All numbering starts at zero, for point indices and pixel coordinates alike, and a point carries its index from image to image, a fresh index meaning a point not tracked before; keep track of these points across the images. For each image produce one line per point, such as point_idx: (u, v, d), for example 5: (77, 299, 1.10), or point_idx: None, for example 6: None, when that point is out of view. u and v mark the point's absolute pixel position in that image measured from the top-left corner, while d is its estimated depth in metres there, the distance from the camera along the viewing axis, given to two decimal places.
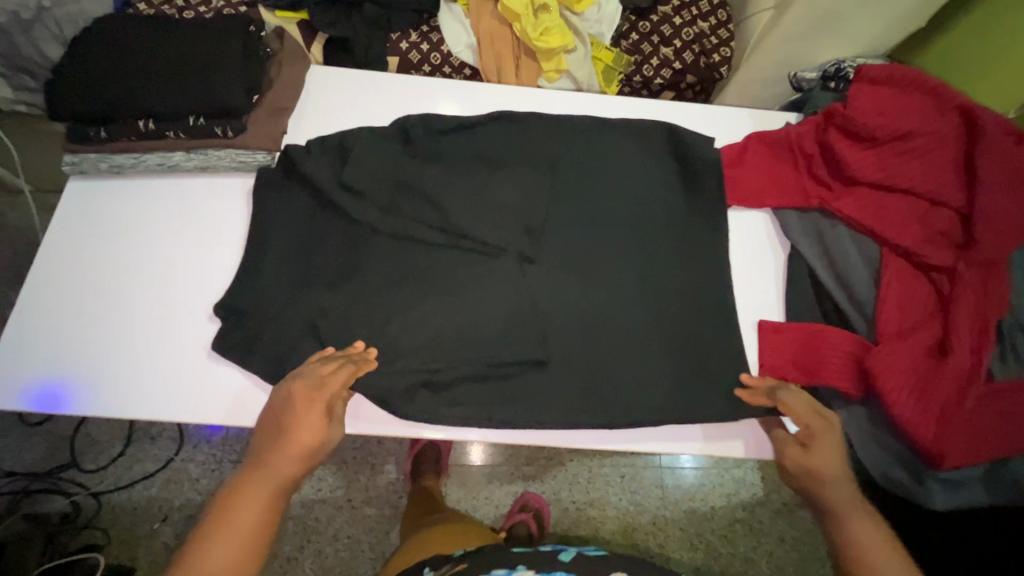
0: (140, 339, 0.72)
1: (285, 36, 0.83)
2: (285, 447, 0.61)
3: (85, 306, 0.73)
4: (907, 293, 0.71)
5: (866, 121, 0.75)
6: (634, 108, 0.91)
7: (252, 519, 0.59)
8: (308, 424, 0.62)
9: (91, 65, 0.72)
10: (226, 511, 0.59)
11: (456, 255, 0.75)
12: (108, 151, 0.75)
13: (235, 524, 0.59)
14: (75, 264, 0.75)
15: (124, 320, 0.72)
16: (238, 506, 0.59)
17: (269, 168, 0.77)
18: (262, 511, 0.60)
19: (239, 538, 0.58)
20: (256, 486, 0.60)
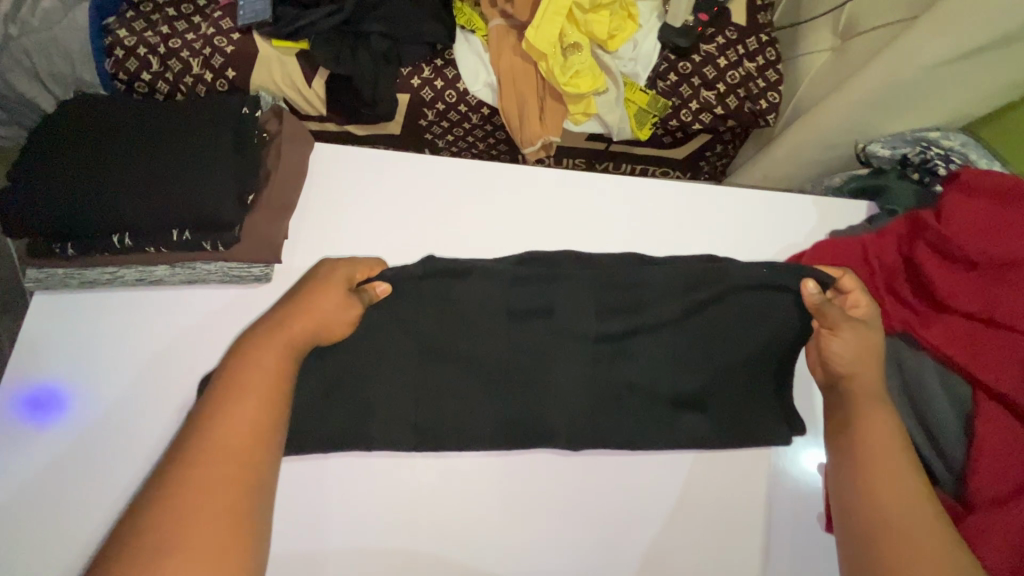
0: (104, 500, 0.58)
1: (283, 115, 0.71)
2: (311, 307, 0.57)
3: (38, 457, 0.59)
4: (1008, 448, 0.60)
5: (962, 240, 0.64)
6: (683, 195, 0.80)
7: (268, 372, 0.52)
8: (330, 295, 0.59)
9: (56, 170, 0.62)
10: (242, 362, 0.52)
11: (485, 379, 0.68)
12: (80, 267, 0.65)
13: (251, 374, 0.51)
14: (30, 399, 0.61)
15: (84, 477, 0.59)
16: (256, 358, 0.52)
17: (266, 280, 0.67)
18: (279, 368, 0.53)
19: (252, 399, 0.50)
20: (277, 338, 0.54)
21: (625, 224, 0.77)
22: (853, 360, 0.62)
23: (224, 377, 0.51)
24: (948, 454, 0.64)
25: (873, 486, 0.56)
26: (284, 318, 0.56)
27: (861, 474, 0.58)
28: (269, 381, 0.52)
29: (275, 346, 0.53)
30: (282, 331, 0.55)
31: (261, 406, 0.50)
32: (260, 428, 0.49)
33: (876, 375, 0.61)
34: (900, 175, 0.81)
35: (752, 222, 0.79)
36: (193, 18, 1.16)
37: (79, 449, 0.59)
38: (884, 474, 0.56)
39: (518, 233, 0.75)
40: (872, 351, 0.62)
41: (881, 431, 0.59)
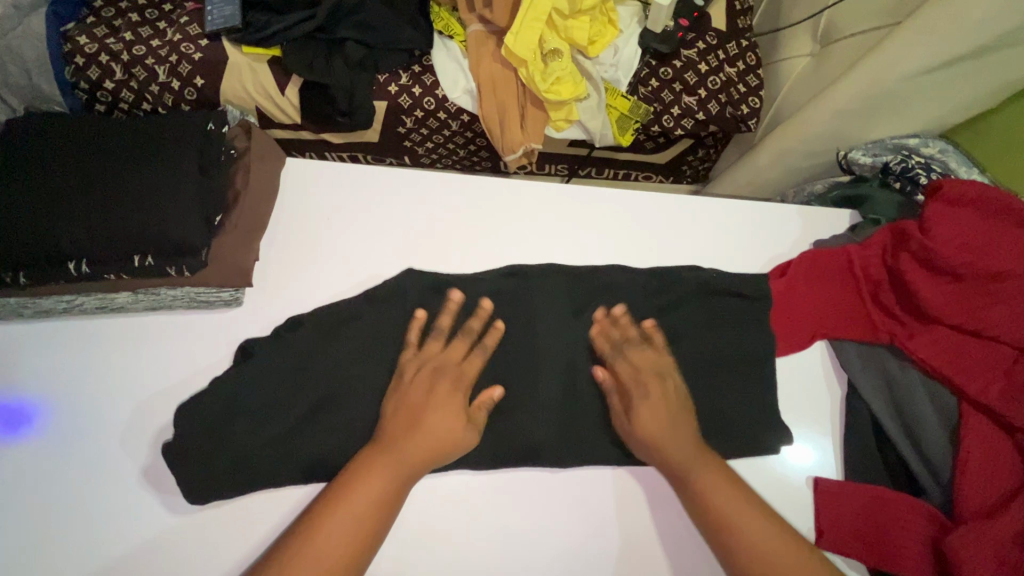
0: (75, 554, 0.55)
1: (252, 131, 0.68)
2: (424, 428, 0.58)
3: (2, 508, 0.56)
4: (991, 459, 0.61)
5: (947, 254, 0.64)
6: (668, 205, 0.78)
7: (374, 494, 0.55)
8: (444, 415, 0.59)
9: (5, 195, 0.58)
10: (358, 480, 0.55)
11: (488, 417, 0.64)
12: (32, 296, 0.60)
13: (358, 493, 0.54)
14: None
15: (54, 530, 0.56)
16: (366, 480, 0.55)
17: (237, 305, 0.64)
18: (388, 490, 0.55)
19: (357, 524, 0.53)
20: (394, 454, 0.57)
21: (611, 237, 0.76)
22: (660, 431, 0.62)
23: (338, 492, 0.55)
24: (936, 466, 0.64)
25: (732, 547, 0.57)
26: (407, 437, 0.57)
27: (716, 536, 0.58)
28: (373, 499, 0.54)
29: (385, 470, 0.56)
30: (392, 455, 0.57)
31: (361, 525, 0.53)
32: (356, 539, 0.53)
33: (689, 443, 0.62)
34: (883, 183, 0.80)
35: (738, 232, 0.78)
36: (158, 23, 1.11)
37: (47, 499, 0.56)
38: (740, 534, 0.57)
39: (501, 249, 0.72)
40: (665, 413, 0.63)
41: (718, 490, 0.59)
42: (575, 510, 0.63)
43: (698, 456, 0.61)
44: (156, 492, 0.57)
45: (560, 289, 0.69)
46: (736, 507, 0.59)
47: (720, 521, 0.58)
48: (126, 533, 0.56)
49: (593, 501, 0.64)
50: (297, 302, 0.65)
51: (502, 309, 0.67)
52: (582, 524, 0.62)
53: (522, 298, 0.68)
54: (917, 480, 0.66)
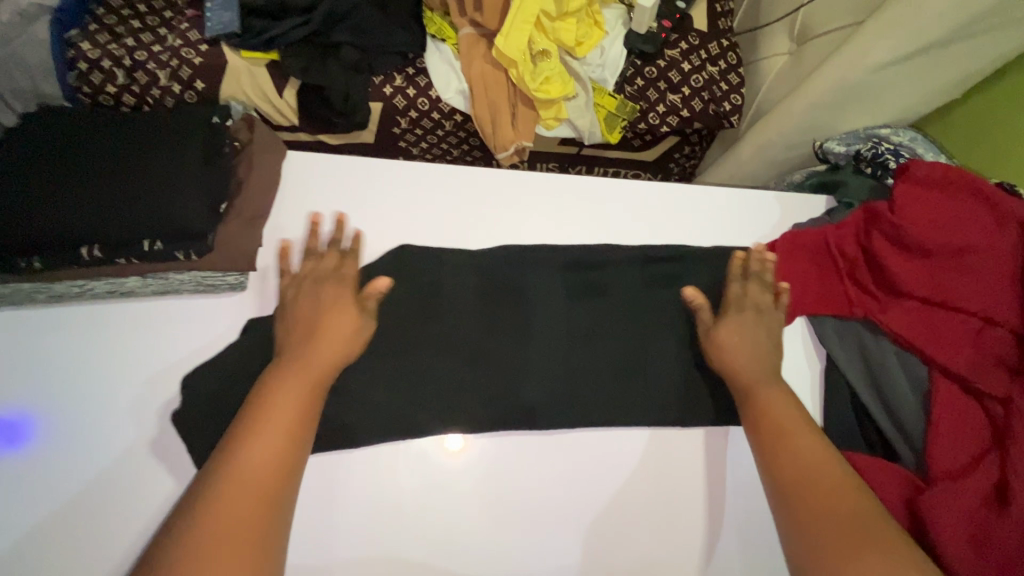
0: (92, 524, 0.58)
1: (255, 124, 0.71)
2: (326, 336, 0.60)
3: (18, 485, 0.59)
4: (959, 421, 0.65)
5: (914, 231, 0.68)
6: (652, 192, 0.82)
7: (291, 405, 0.55)
8: (343, 315, 0.62)
9: (21, 186, 0.60)
10: (269, 392, 0.56)
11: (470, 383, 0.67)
12: (46, 281, 0.63)
13: (277, 407, 0.55)
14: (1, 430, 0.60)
15: (70, 503, 0.59)
16: (277, 393, 0.56)
17: (240, 288, 0.66)
18: (300, 402, 0.56)
19: (276, 429, 0.54)
20: (305, 369, 0.58)
21: (597, 223, 0.79)
22: (739, 352, 0.67)
23: (252, 411, 0.54)
24: (909, 432, 0.68)
25: (780, 453, 0.61)
26: (311, 344, 0.59)
27: (770, 446, 0.62)
28: (294, 408, 0.55)
29: (298, 381, 0.57)
30: (302, 365, 0.58)
31: (283, 434, 0.54)
32: (286, 448, 0.53)
33: (766, 368, 0.67)
34: (856, 168, 0.85)
35: (719, 216, 0.82)
36: (159, 30, 1.15)
37: (61, 474, 0.59)
38: (790, 449, 0.60)
39: (493, 234, 0.76)
40: (751, 342, 0.68)
41: (781, 408, 0.64)
42: (561, 472, 0.68)
43: (773, 380, 0.66)
44: (166, 465, 0.60)
45: (547, 270, 0.74)
46: (791, 422, 0.63)
47: (775, 433, 0.62)
48: (138, 503, 0.59)
49: (579, 465, 0.68)
50: None
51: (491, 292, 0.72)
52: (568, 484, 0.67)
53: (511, 279, 0.73)
54: (892, 446, 0.69)
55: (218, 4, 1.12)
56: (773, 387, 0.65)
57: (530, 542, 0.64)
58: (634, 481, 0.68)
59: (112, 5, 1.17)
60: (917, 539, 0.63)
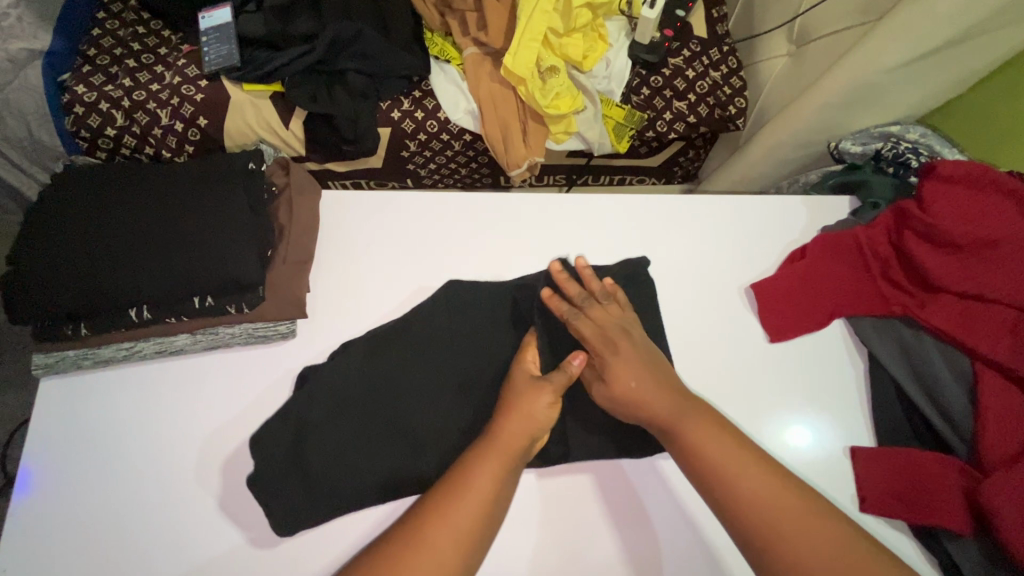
0: None
1: (290, 167, 0.70)
2: (510, 419, 0.57)
3: (86, 565, 0.57)
4: (1008, 410, 0.67)
5: (946, 227, 0.70)
6: (680, 206, 0.84)
7: (485, 491, 0.53)
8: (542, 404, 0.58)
9: (62, 253, 0.58)
10: (463, 475, 0.54)
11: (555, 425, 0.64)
12: (93, 345, 0.61)
13: (472, 484, 0.53)
14: (60, 510, 0.58)
15: None
16: (469, 480, 0.53)
17: (292, 338, 0.65)
18: (496, 476, 0.54)
19: (438, 561, 0.49)
20: (484, 465, 0.54)
21: (632, 240, 0.80)
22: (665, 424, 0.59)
23: (454, 477, 0.54)
24: (960, 424, 0.69)
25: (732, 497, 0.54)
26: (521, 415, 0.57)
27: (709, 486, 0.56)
28: (476, 499, 0.52)
29: (494, 451, 0.55)
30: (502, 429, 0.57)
31: (469, 520, 0.51)
32: (470, 533, 0.51)
33: (687, 414, 0.58)
34: (876, 169, 0.87)
35: (747, 225, 0.84)
36: (156, 67, 1.12)
37: (127, 550, 0.57)
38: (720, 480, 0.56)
39: (533, 262, 0.76)
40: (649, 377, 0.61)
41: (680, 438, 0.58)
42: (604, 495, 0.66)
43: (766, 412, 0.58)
44: (236, 528, 0.58)
45: None
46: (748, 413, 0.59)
47: (713, 476, 0.55)
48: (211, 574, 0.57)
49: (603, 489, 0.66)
50: (351, 330, 0.67)
51: None
52: (601, 512, 0.65)
53: None
54: (943, 439, 0.71)
55: (214, 38, 1.10)
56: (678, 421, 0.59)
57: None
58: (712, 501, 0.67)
59: (103, 45, 1.13)
60: (978, 528, 0.65)
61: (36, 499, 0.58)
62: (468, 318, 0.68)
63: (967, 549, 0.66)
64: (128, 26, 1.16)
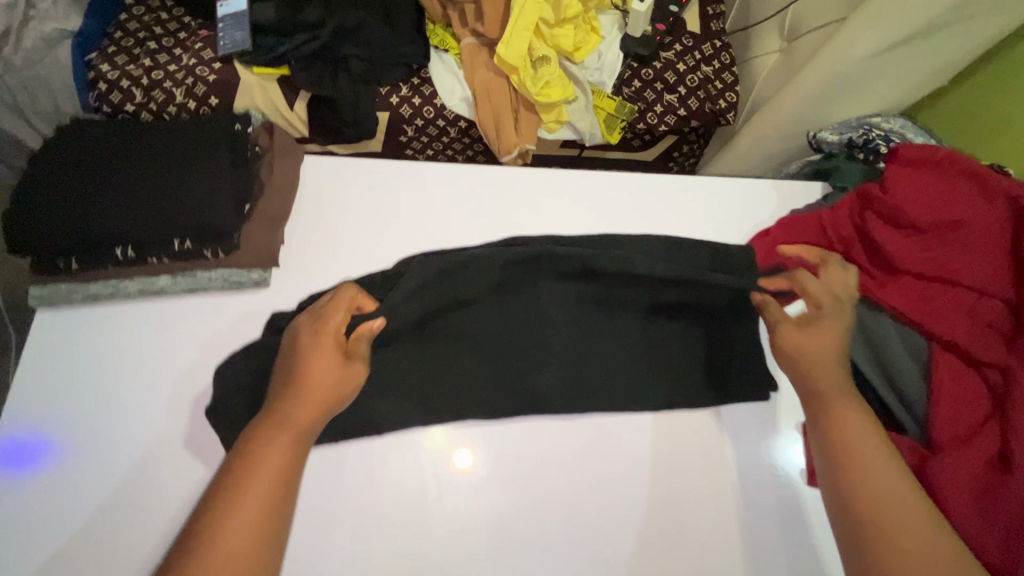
0: (133, 517, 0.61)
1: (274, 131, 0.75)
2: (311, 381, 0.60)
3: (61, 479, 0.61)
4: (960, 391, 0.67)
5: (907, 209, 0.71)
6: (653, 183, 0.84)
7: (277, 468, 0.55)
8: (324, 367, 0.61)
9: (58, 193, 0.63)
10: (255, 453, 0.55)
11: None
12: (83, 281, 0.66)
13: (263, 465, 0.54)
14: (41, 427, 0.63)
15: (112, 498, 0.61)
16: (257, 470, 0.54)
17: (264, 285, 0.70)
18: (288, 456, 0.56)
19: (245, 535, 0.50)
20: (276, 443, 0.56)
21: (600, 215, 0.81)
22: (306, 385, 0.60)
23: (247, 451, 0.55)
24: (912, 403, 0.70)
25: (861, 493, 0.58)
26: (274, 417, 0.58)
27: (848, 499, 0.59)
28: (272, 485, 0.53)
29: (279, 442, 0.56)
30: (290, 403, 0.58)
31: (269, 491, 0.53)
32: (264, 520, 0.52)
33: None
34: (848, 156, 0.88)
35: (719, 204, 0.84)
36: (175, 49, 1.20)
37: (101, 471, 0.62)
38: (873, 488, 0.58)
39: (501, 231, 0.78)
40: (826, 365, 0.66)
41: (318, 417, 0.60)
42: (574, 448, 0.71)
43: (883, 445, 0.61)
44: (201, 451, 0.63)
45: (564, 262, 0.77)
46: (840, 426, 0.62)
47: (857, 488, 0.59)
48: (177, 495, 0.61)
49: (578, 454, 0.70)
50: (323, 281, 0.72)
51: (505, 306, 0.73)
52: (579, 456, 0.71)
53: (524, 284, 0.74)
54: (896, 418, 0.71)
55: (229, 23, 1.17)
56: (851, 402, 0.64)
57: (542, 526, 0.67)
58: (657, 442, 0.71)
59: (127, 28, 1.22)
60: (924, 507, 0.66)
61: (21, 419, 0.64)
62: (437, 279, 0.73)
63: None
64: (151, 11, 1.25)
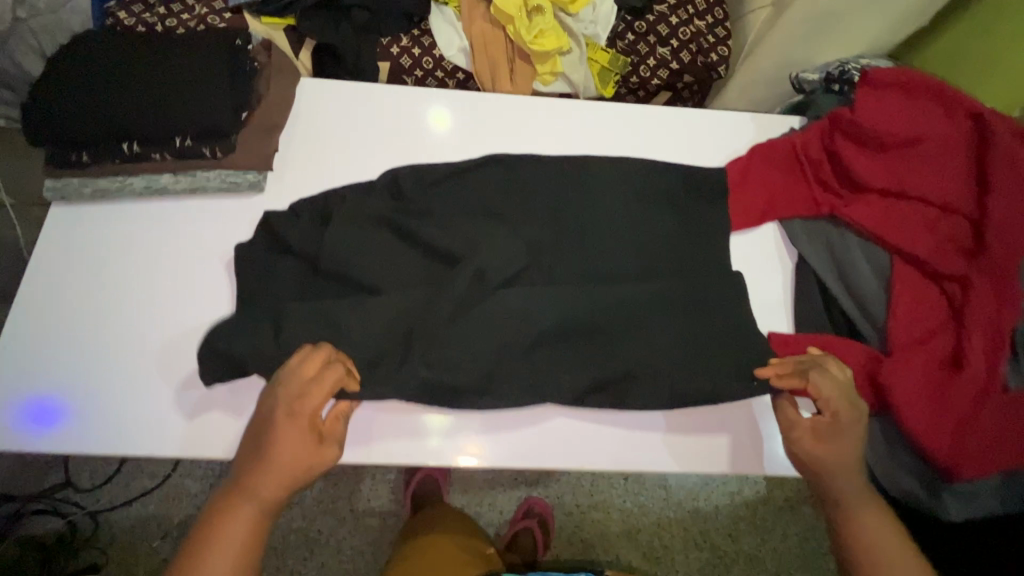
0: (141, 387, 0.68)
1: (272, 48, 0.79)
2: (280, 458, 0.60)
3: (80, 350, 0.69)
4: (918, 301, 0.70)
5: (874, 127, 0.73)
6: (633, 113, 0.88)
7: (239, 543, 0.58)
8: (293, 436, 0.60)
9: (66, 88, 0.68)
10: (218, 525, 0.58)
11: (476, 280, 0.70)
12: (91, 175, 0.72)
13: (226, 535, 0.58)
14: (58, 307, 0.70)
15: (123, 371, 0.68)
16: (225, 526, 0.58)
17: (259, 187, 0.75)
18: (252, 524, 0.59)
19: None
20: (238, 517, 0.59)
21: (580, 141, 0.85)
22: (285, 461, 0.59)
23: (208, 523, 0.59)
24: (873, 314, 0.72)
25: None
26: (246, 479, 0.60)
27: None
28: (239, 543, 0.58)
29: (240, 516, 0.59)
30: (257, 476, 0.60)
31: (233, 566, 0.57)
32: None
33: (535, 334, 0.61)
34: (826, 90, 0.90)
35: (696, 132, 0.87)
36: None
37: (113, 346, 0.69)
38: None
39: (483, 149, 0.83)
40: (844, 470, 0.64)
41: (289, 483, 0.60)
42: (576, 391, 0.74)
43: (866, 492, 0.64)
44: (203, 327, 0.70)
45: (539, 179, 0.78)
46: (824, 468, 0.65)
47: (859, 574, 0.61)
48: (182, 368, 0.69)
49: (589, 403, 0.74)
50: (318, 187, 0.77)
51: (483, 220, 0.74)
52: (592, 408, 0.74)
53: (501, 206, 0.76)
54: (858, 330, 0.73)
55: None
56: (872, 510, 0.63)
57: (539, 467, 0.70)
58: (630, 351, 0.70)
59: None
60: (880, 409, 0.69)
61: (40, 311, 0.70)
62: (422, 189, 0.76)
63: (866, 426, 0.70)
64: None
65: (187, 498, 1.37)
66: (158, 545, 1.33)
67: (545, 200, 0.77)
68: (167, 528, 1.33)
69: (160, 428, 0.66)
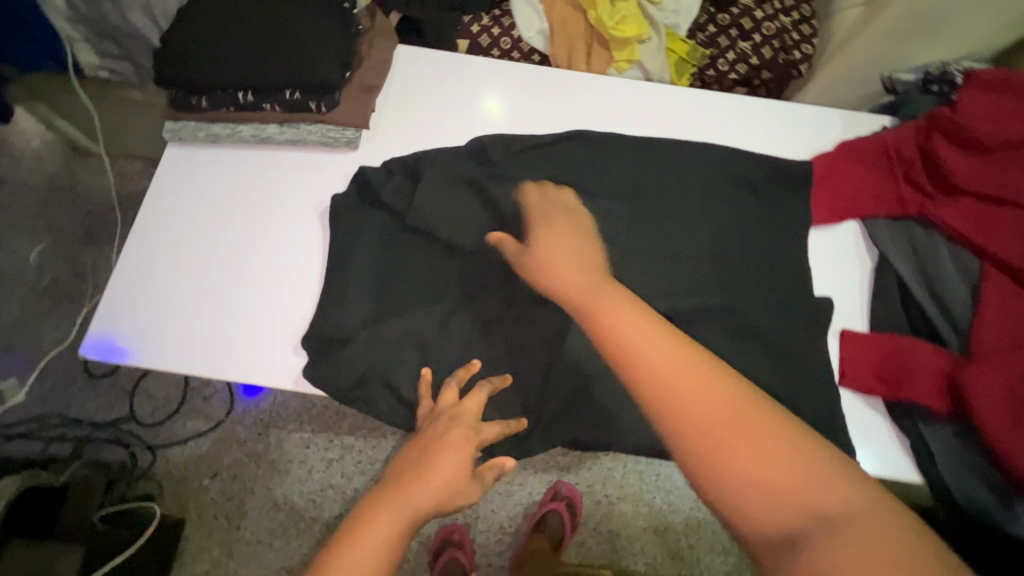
0: (232, 317, 0.72)
1: (376, 15, 0.84)
2: (439, 468, 0.58)
3: (187, 277, 0.74)
4: (1008, 309, 0.68)
5: (977, 127, 0.72)
6: (718, 102, 0.88)
7: (376, 549, 0.53)
8: (456, 453, 0.59)
9: (193, 38, 0.74)
10: (362, 522, 0.55)
11: None
12: (207, 121, 0.78)
13: (367, 537, 0.54)
14: (167, 236, 0.76)
15: (218, 300, 0.73)
16: (369, 531, 0.54)
17: (355, 144, 0.79)
18: (395, 535, 0.55)
19: None
20: (381, 520, 0.55)
21: (662, 124, 0.86)
22: (442, 474, 0.58)
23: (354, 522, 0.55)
24: (956, 318, 0.71)
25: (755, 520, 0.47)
26: (398, 492, 0.57)
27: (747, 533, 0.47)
28: (378, 552, 0.53)
29: (385, 519, 0.55)
30: (411, 481, 0.57)
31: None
32: None
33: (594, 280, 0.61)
34: (923, 90, 0.87)
35: (781, 123, 0.87)
36: None
37: (211, 277, 0.74)
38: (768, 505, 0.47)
39: (565, 124, 0.84)
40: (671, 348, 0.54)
41: (437, 504, 0.57)
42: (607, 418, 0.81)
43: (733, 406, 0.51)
44: (298, 265, 0.75)
45: (620, 156, 0.79)
46: (765, 427, 0.50)
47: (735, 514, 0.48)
48: (270, 302, 0.73)
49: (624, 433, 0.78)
50: (409, 148, 0.81)
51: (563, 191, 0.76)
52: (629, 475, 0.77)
53: (580, 179, 0.78)
54: (938, 334, 0.72)
55: None
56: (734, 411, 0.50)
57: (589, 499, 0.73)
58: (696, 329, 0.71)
59: None
60: (956, 414, 0.67)
61: (150, 238, 0.76)
62: (506, 157, 0.78)
63: (939, 431, 0.68)
64: None
65: (236, 444, 1.40)
66: (208, 485, 1.37)
67: (625, 178, 0.78)
68: (216, 470, 1.38)
69: (248, 354, 0.71)
